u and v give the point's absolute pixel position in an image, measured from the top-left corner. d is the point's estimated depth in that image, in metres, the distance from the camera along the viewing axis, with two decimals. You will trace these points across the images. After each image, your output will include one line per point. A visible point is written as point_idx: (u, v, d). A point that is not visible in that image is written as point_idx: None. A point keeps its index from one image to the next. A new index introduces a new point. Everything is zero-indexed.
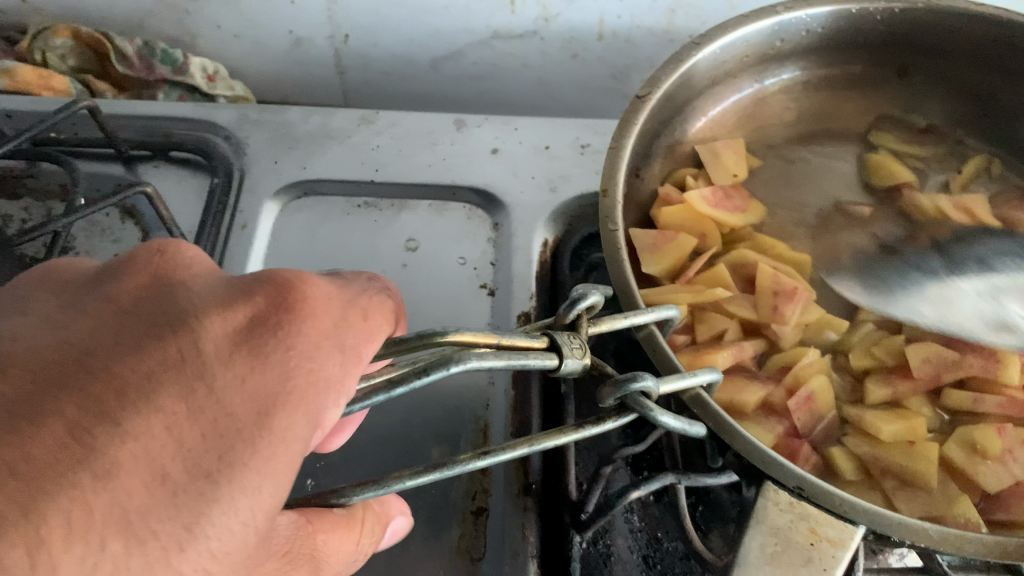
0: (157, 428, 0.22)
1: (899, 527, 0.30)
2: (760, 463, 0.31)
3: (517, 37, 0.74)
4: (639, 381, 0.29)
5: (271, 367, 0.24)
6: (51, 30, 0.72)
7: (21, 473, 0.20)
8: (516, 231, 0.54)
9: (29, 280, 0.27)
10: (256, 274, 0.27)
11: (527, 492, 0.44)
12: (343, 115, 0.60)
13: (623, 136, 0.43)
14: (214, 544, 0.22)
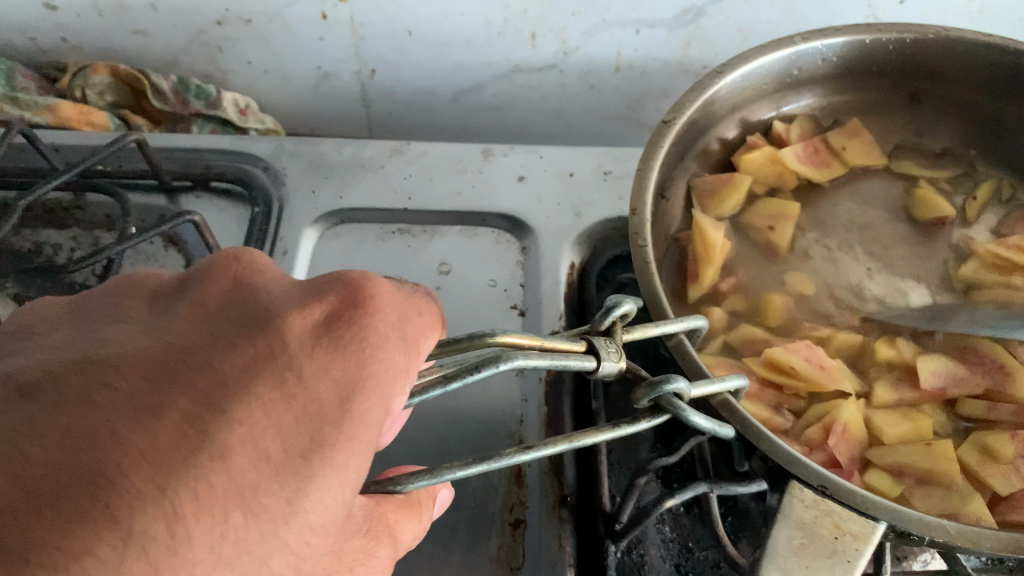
0: (257, 414, 0.24)
1: (917, 523, 0.31)
2: (786, 464, 0.33)
3: (536, 70, 0.77)
4: (672, 382, 0.31)
5: (349, 357, 0.26)
6: (90, 68, 0.75)
7: (149, 459, 0.22)
8: (544, 254, 0.56)
9: (120, 287, 0.30)
10: (326, 278, 0.29)
11: (562, 503, 0.46)
12: (375, 146, 0.62)
13: (650, 158, 0.45)
14: (312, 518, 0.24)
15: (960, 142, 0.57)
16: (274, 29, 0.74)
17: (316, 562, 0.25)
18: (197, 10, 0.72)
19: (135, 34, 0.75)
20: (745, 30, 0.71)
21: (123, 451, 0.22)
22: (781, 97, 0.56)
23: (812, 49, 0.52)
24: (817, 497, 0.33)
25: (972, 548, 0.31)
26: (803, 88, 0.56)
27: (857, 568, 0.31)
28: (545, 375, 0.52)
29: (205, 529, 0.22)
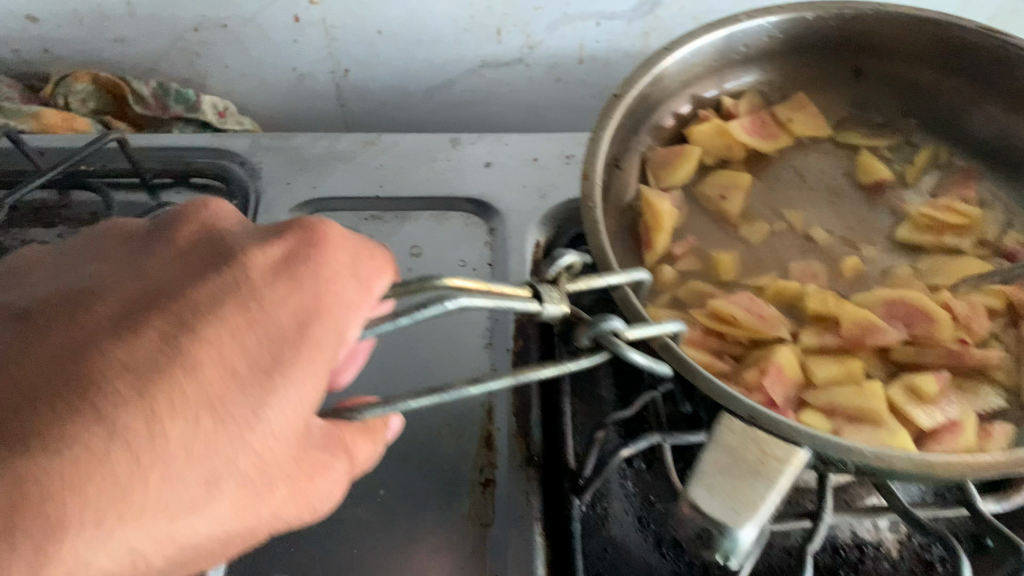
0: (224, 336, 0.28)
1: (831, 445, 0.35)
2: (716, 396, 0.37)
3: (504, 64, 0.79)
4: (609, 321, 0.36)
5: (305, 289, 0.30)
6: (72, 77, 0.78)
7: (131, 369, 0.27)
8: (510, 234, 0.59)
9: (102, 231, 0.34)
10: (286, 223, 0.33)
11: (529, 463, 0.49)
12: (348, 139, 0.65)
13: (602, 129, 0.48)
14: (274, 425, 0.28)
15: (902, 111, 0.61)
16: (250, 33, 0.77)
17: (279, 466, 0.29)
18: (174, 17, 0.75)
19: (116, 42, 0.78)
20: (701, 18, 0.74)
21: (107, 363, 0.27)
22: (724, 75, 0.59)
23: (756, 27, 0.55)
24: (743, 425, 0.35)
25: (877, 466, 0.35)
26: (750, 65, 0.59)
27: (778, 485, 0.34)
28: (513, 346, 0.54)
29: (179, 429, 0.26)
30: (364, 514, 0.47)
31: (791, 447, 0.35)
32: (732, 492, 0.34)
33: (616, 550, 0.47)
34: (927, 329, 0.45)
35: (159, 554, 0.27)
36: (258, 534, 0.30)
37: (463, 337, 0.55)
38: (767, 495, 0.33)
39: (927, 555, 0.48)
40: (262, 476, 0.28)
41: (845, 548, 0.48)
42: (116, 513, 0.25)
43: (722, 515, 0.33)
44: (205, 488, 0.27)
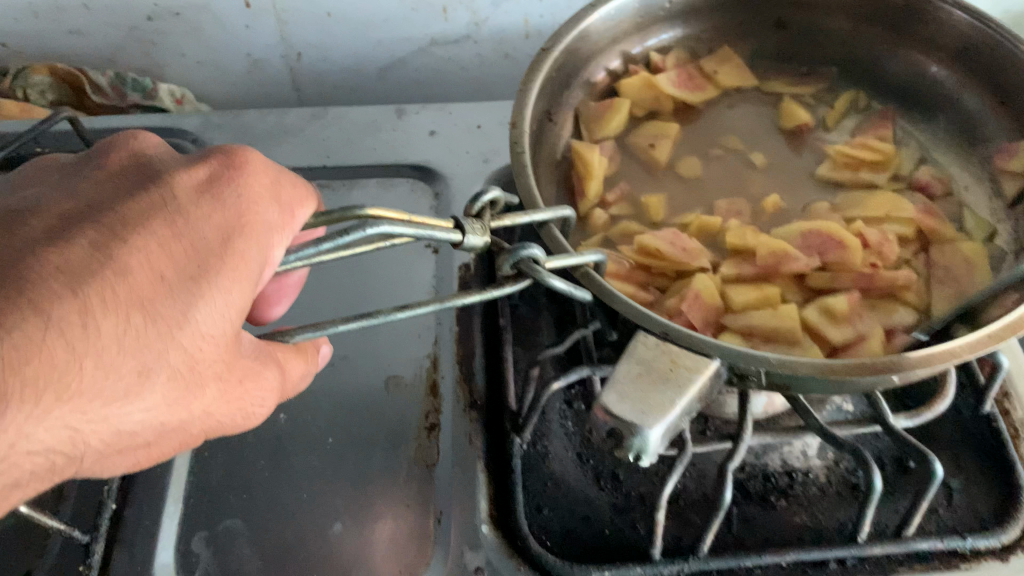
0: (153, 245, 0.31)
1: (744, 357, 0.38)
2: (634, 317, 0.39)
3: (452, 42, 0.82)
4: (528, 248, 0.37)
5: (228, 207, 0.33)
6: (30, 69, 0.79)
7: (64, 270, 0.29)
8: (454, 196, 0.61)
9: (36, 162, 0.36)
10: (210, 150, 0.36)
11: (472, 406, 0.51)
12: (296, 114, 0.67)
13: (530, 80, 0.51)
14: (202, 327, 0.31)
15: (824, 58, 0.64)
16: (203, 21, 0.79)
17: (209, 366, 0.31)
18: (127, 6, 0.77)
19: (71, 34, 0.79)
20: None
21: (41, 264, 0.29)
22: (645, 34, 0.61)
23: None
24: (658, 340, 0.38)
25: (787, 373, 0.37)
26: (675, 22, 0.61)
27: (686, 392, 0.36)
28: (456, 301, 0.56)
29: (112, 323, 0.29)
30: (316, 459, 0.50)
31: (702, 359, 0.37)
32: (642, 399, 0.36)
33: (556, 484, 0.49)
34: (840, 257, 0.49)
35: (95, 436, 0.29)
36: (191, 431, 0.33)
37: (410, 292, 0.57)
38: (676, 400, 0.36)
39: (852, 478, 0.50)
40: (193, 373, 0.31)
41: (776, 475, 0.50)
42: (53, 393, 0.28)
43: (632, 417, 0.35)
44: (137, 378, 0.29)
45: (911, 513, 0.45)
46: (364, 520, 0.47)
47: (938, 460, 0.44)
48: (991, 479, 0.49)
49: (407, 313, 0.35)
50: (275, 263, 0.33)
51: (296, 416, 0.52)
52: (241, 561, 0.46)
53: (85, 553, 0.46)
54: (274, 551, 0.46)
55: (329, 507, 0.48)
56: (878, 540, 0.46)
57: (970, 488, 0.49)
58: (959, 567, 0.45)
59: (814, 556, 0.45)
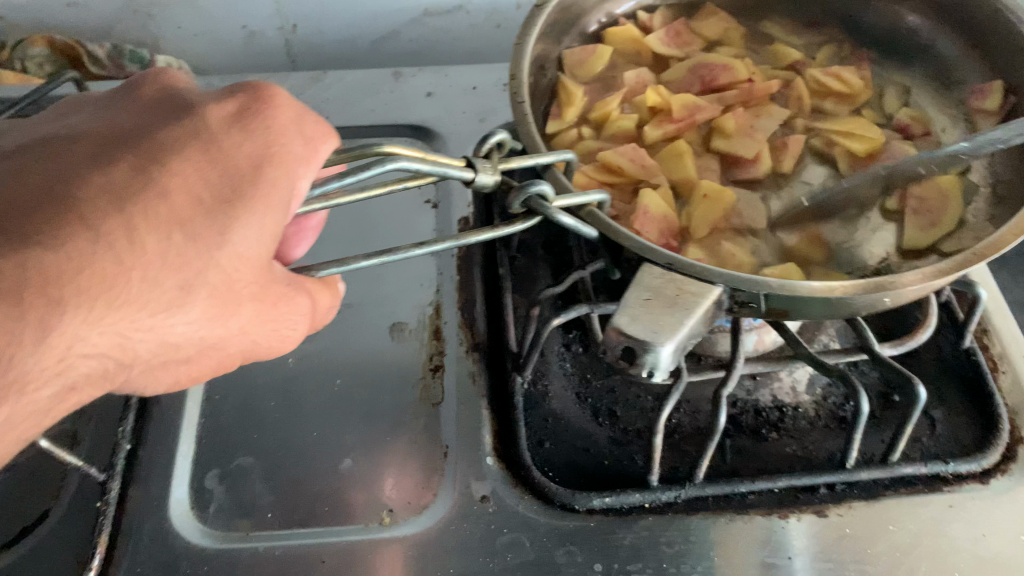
0: (189, 169, 0.31)
1: (747, 283, 0.39)
2: (639, 252, 0.40)
3: (445, 13, 0.84)
4: (537, 184, 0.38)
5: (258, 137, 0.33)
6: (29, 42, 0.81)
7: (107, 191, 0.30)
8: (453, 154, 0.63)
9: (70, 104, 0.37)
10: (238, 85, 0.36)
11: (475, 348, 0.53)
12: (294, 78, 0.69)
13: (526, 34, 0.52)
14: (240, 248, 0.31)
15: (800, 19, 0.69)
16: None
17: (244, 288, 0.31)
18: None
19: (68, 7, 0.81)
20: None
21: (87, 185, 0.30)
22: None
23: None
24: (662, 270, 0.39)
25: (790, 296, 0.39)
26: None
27: (694, 313, 0.37)
28: (457, 252, 0.58)
29: (155, 240, 0.29)
30: (326, 398, 0.52)
31: (706, 286, 0.39)
32: (654, 319, 0.37)
33: (557, 420, 0.51)
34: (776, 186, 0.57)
35: (143, 344, 0.31)
36: (229, 350, 0.34)
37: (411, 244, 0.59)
38: (685, 320, 0.37)
39: (840, 412, 0.52)
40: (231, 291, 0.31)
41: (767, 410, 0.52)
42: (105, 301, 0.28)
43: (646, 336, 0.36)
44: (180, 292, 0.30)
45: (898, 439, 0.47)
46: (374, 457, 0.49)
47: (921, 386, 0.46)
48: (971, 408, 0.51)
49: (425, 248, 0.36)
50: (303, 195, 0.32)
51: (304, 360, 0.53)
52: (254, 496, 0.48)
53: (102, 490, 0.46)
54: (285, 484, 0.48)
55: (339, 443, 0.50)
56: (865, 466, 0.48)
57: (951, 417, 0.51)
58: (941, 489, 0.47)
59: (805, 482, 0.46)
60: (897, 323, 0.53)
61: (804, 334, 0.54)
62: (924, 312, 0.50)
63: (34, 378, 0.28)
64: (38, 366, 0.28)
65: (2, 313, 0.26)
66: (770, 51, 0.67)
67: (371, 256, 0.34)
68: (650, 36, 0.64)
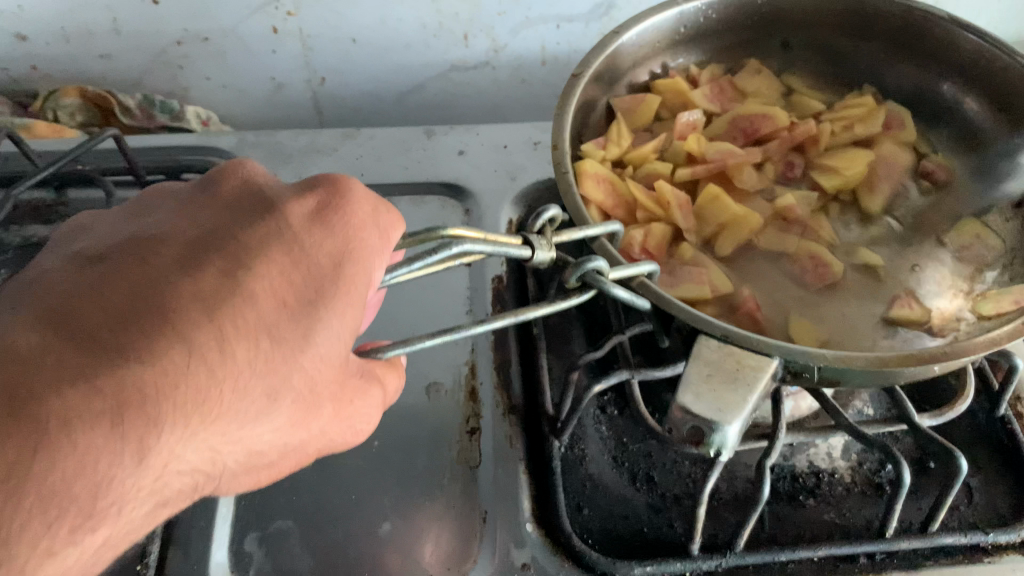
0: (275, 274, 0.36)
1: (805, 355, 0.40)
2: (693, 323, 0.41)
3: (471, 68, 0.86)
4: (593, 261, 0.39)
5: (337, 234, 0.37)
6: (61, 92, 0.82)
7: (199, 300, 0.34)
8: (485, 213, 0.64)
9: (154, 194, 0.42)
10: (315, 179, 0.40)
11: (511, 411, 0.53)
12: (328, 134, 0.70)
13: (566, 104, 0.54)
14: (321, 349, 0.35)
15: (829, 80, 0.70)
16: (231, 45, 0.82)
17: (325, 387, 0.36)
18: (157, 32, 0.80)
19: (101, 58, 0.82)
20: None
21: (180, 292, 0.34)
22: (674, 53, 0.66)
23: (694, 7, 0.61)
24: (720, 342, 0.40)
25: (846, 367, 0.40)
26: (686, 45, 0.66)
27: (756, 389, 0.39)
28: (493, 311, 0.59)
29: (244, 347, 0.34)
30: (363, 459, 0.52)
31: (764, 358, 0.40)
32: (718, 398, 0.39)
33: (595, 485, 0.51)
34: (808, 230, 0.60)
35: (231, 456, 0.34)
36: (308, 450, 0.37)
37: (447, 301, 0.60)
38: (749, 397, 0.39)
39: (876, 477, 0.52)
40: (313, 394, 0.35)
41: (804, 475, 0.52)
42: (198, 417, 0.33)
43: (712, 415, 0.38)
44: (267, 400, 0.34)
45: (937, 509, 0.47)
46: (412, 519, 0.49)
47: (962, 454, 0.46)
48: (1009, 477, 0.51)
49: (487, 325, 0.38)
50: (378, 284, 0.37)
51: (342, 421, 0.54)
52: (294, 560, 0.47)
53: (142, 553, 0.47)
54: (323, 546, 0.48)
55: (378, 506, 0.50)
56: (904, 535, 0.48)
57: (988, 485, 0.51)
58: (982, 559, 0.47)
59: (845, 551, 0.46)
60: (932, 390, 0.53)
61: (838, 400, 0.54)
62: (961, 381, 0.51)
63: (133, 499, 0.32)
64: (136, 486, 0.32)
65: (104, 437, 0.31)
66: (794, 104, 0.68)
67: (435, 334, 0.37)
68: (696, 91, 0.65)
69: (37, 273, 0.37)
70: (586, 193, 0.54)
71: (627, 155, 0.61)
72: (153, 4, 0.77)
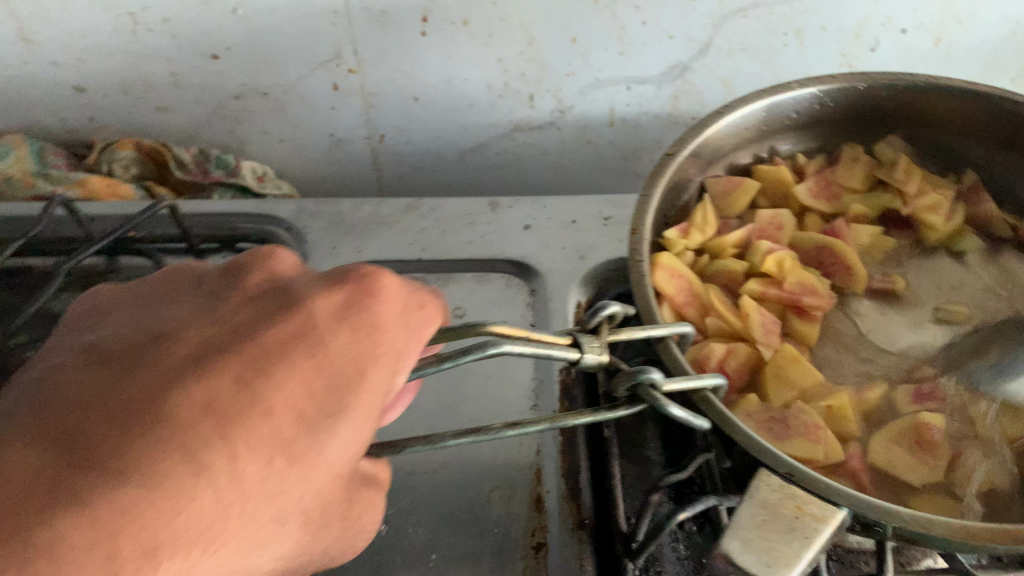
0: (296, 381, 0.32)
1: (877, 510, 0.37)
2: (756, 453, 0.39)
3: (536, 128, 0.83)
4: (647, 373, 0.37)
5: (365, 341, 0.34)
6: (116, 144, 0.81)
7: (213, 410, 0.30)
8: (553, 295, 0.60)
9: (169, 277, 0.39)
10: (345, 270, 0.37)
11: (581, 526, 0.49)
12: (389, 204, 0.67)
13: (652, 187, 0.52)
14: (335, 465, 0.32)
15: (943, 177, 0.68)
16: (290, 101, 0.79)
17: (332, 503, 0.34)
18: (217, 86, 0.78)
19: (159, 111, 0.80)
20: (729, 82, 0.77)
21: (190, 400, 0.30)
22: (776, 137, 0.66)
23: (809, 95, 0.61)
24: (780, 483, 0.38)
25: (924, 532, 0.36)
26: (797, 130, 0.66)
27: (813, 543, 0.36)
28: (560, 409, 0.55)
29: (256, 468, 0.30)
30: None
31: (830, 507, 0.37)
32: (767, 547, 0.35)
33: None
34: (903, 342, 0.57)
35: None
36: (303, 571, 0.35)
37: (512, 393, 0.56)
38: (803, 551, 0.35)
39: None
40: (319, 514, 0.33)
41: None
42: (199, 547, 0.29)
43: (758, 569, 0.35)
44: (274, 525, 0.31)
45: None
46: None
47: None
48: None
49: (518, 430, 0.38)
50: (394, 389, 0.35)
51: (397, 528, 0.49)
52: None
53: None
54: None
55: None
56: None
57: None
58: None
59: None
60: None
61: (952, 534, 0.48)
62: None
63: None
64: None
65: (96, 573, 0.26)
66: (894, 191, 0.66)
67: (460, 433, 0.38)
68: (800, 185, 0.65)
69: (45, 366, 0.33)
70: (659, 285, 0.55)
71: (709, 243, 0.62)
72: (213, 59, 0.74)
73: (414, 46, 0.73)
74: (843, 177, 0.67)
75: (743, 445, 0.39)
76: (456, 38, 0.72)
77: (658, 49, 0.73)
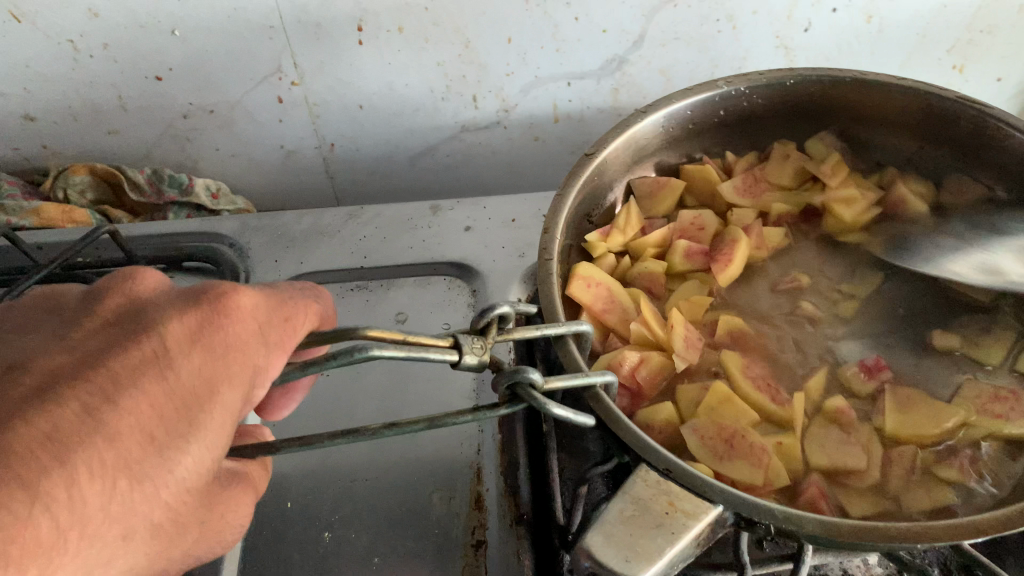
0: (143, 406, 0.33)
1: (749, 506, 0.38)
2: (639, 449, 0.40)
3: (482, 128, 0.83)
4: (525, 373, 0.37)
5: (218, 360, 0.35)
6: (69, 170, 0.81)
7: (53, 441, 0.31)
8: (492, 294, 0.61)
9: (33, 302, 0.39)
10: (204, 288, 0.38)
11: (519, 521, 0.50)
12: (332, 213, 0.68)
13: (567, 185, 0.53)
14: (183, 479, 0.34)
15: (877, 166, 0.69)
16: (237, 116, 0.80)
17: (189, 513, 0.35)
18: (163, 105, 0.78)
19: (110, 134, 0.81)
20: (667, 71, 0.78)
21: (31, 432, 0.31)
22: (704, 136, 0.67)
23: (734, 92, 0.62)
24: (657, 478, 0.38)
25: (793, 527, 0.37)
26: (724, 129, 0.67)
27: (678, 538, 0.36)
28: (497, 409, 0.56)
29: (99, 491, 0.31)
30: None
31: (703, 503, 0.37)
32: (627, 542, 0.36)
33: None
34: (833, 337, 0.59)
35: None
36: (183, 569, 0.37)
37: (451, 395, 0.57)
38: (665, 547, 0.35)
39: None
40: (173, 526, 0.35)
41: None
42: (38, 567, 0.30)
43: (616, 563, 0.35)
44: (121, 539, 0.33)
45: None
46: None
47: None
48: None
49: (396, 430, 0.37)
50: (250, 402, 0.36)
51: (340, 534, 0.50)
52: None
53: None
54: None
55: None
56: None
57: None
58: None
59: None
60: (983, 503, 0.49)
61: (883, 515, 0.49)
62: None
63: None
64: None
65: None
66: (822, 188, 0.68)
67: (334, 436, 0.36)
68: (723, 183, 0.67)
69: None
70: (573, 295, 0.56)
71: (632, 245, 0.63)
72: (157, 80, 0.75)
73: (352, 55, 0.74)
74: (771, 175, 0.68)
75: (629, 444, 0.40)
76: (394, 45, 0.73)
77: (594, 44, 0.74)
